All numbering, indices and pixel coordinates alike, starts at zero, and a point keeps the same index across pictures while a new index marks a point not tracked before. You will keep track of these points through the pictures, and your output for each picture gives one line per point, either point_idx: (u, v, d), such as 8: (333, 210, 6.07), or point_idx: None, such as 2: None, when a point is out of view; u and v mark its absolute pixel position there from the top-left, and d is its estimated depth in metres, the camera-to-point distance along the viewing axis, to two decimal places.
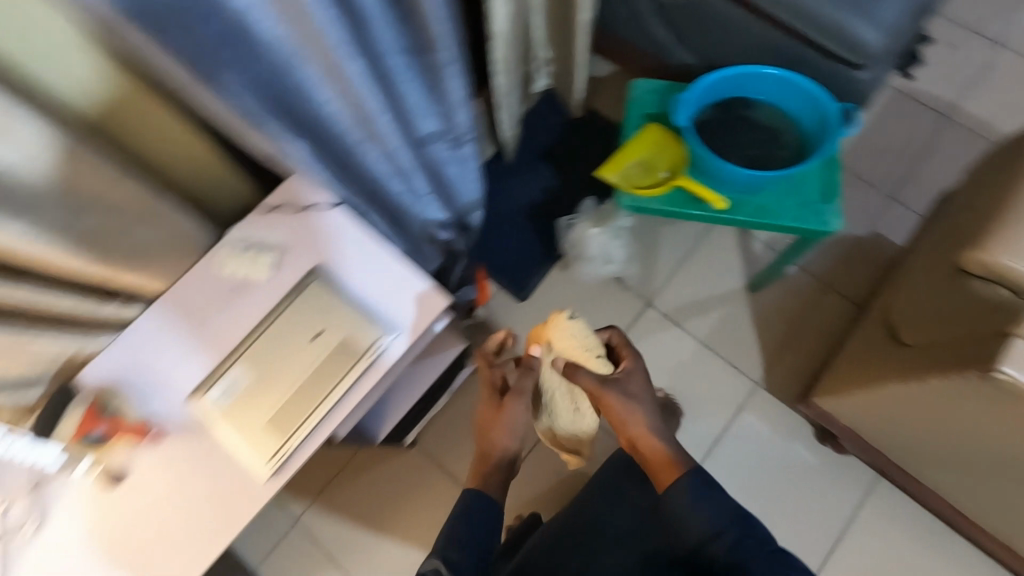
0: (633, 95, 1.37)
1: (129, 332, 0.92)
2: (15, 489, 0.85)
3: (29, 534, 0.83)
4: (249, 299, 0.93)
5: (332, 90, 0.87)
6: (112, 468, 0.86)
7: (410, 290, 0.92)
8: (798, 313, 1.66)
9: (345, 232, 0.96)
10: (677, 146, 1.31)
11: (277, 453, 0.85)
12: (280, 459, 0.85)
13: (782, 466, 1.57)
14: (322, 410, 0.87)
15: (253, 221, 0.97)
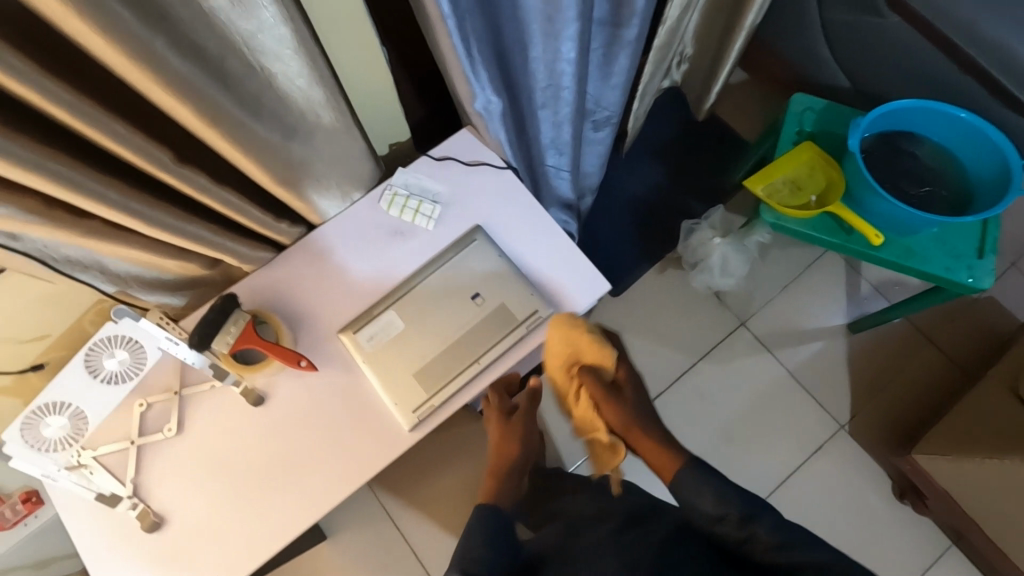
0: (791, 109, 1.31)
1: (286, 256, 0.90)
2: (159, 390, 0.84)
3: (165, 436, 0.82)
4: (410, 245, 0.91)
5: (552, 44, 0.82)
6: (253, 389, 0.84)
7: (575, 269, 0.90)
8: (896, 363, 1.60)
9: (513, 196, 0.94)
10: (832, 170, 1.25)
11: (423, 404, 0.83)
12: (426, 412, 0.83)
13: (851, 514, 1.52)
14: (473, 371, 0.85)
15: (422, 167, 0.95)
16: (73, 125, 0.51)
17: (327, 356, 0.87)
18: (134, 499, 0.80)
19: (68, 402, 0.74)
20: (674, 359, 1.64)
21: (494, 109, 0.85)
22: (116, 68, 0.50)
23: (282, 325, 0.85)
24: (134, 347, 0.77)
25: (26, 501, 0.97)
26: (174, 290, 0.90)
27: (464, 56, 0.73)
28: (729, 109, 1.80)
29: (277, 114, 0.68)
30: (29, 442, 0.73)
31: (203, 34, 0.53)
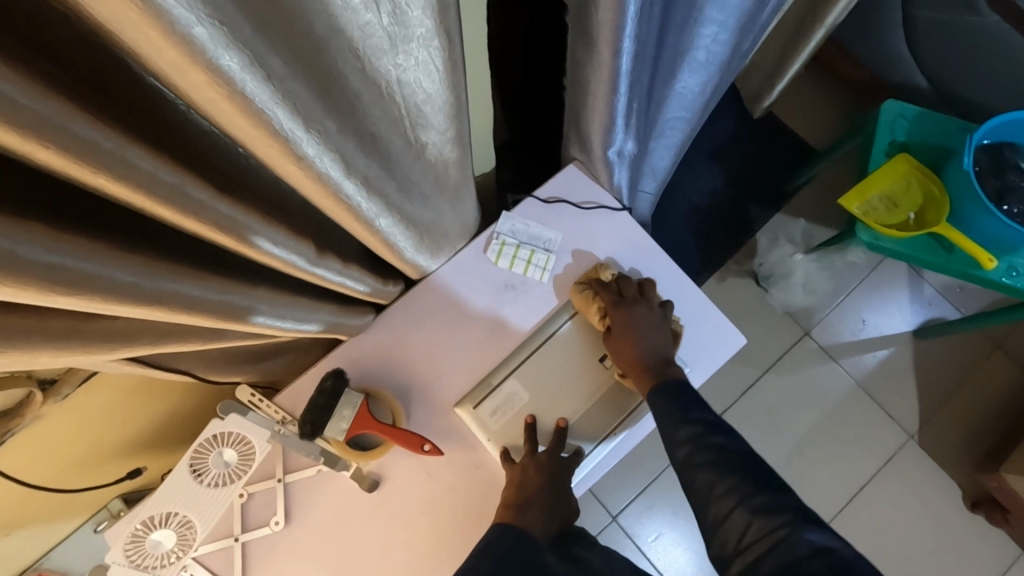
0: (881, 118, 1.22)
1: (385, 319, 0.81)
2: (260, 477, 0.75)
3: (273, 531, 0.74)
4: (523, 302, 0.82)
5: (695, 78, 0.71)
6: (366, 472, 0.76)
7: (704, 321, 0.82)
8: (962, 370, 1.57)
9: (633, 240, 0.84)
10: (932, 184, 1.16)
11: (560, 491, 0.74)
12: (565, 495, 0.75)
13: (922, 526, 1.49)
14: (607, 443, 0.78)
15: (527, 213, 0.85)
16: (231, 241, 0.41)
17: (442, 431, 0.79)
18: None
19: (174, 511, 0.66)
20: (739, 372, 1.58)
21: (627, 153, 0.75)
22: (289, 176, 0.40)
23: (397, 402, 0.78)
24: (243, 444, 0.69)
25: None
26: (262, 362, 0.81)
27: (618, 108, 0.63)
28: (789, 106, 1.70)
29: (421, 187, 0.58)
30: (132, 559, 0.64)
31: (378, 120, 0.43)
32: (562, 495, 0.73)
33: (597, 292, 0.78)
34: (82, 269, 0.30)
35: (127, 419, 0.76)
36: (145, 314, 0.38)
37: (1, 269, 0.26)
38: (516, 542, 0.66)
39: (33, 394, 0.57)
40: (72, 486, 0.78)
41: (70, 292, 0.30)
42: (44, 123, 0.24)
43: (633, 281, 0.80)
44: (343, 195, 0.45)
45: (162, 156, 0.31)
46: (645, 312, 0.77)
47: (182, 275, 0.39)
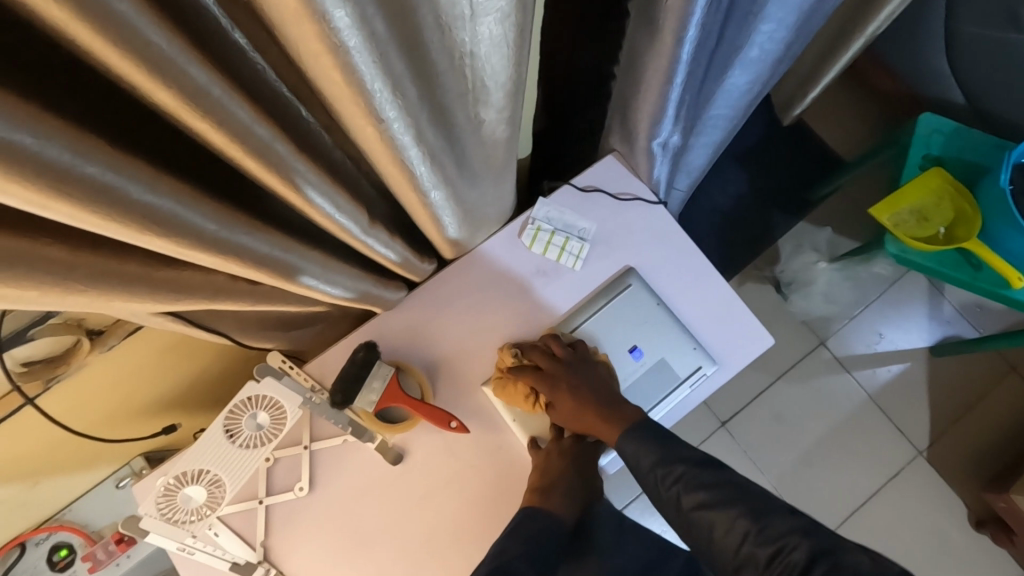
0: (917, 131, 1.22)
1: (417, 296, 0.82)
2: (287, 442, 0.76)
3: (297, 496, 0.75)
4: (554, 289, 0.83)
5: (745, 73, 0.71)
6: (390, 445, 0.77)
7: (733, 319, 0.83)
8: (976, 389, 1.56)
9: (667, 234, 0.84)
10: (967, 199, 1.15)
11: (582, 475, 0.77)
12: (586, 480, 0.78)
13: (925, 542, 1.50)
14: None
15: (564, 201, 0.85)
16: (299, 200, 0.41)
17: (467, 410, 0.80)
18: (266, 565, 0.73)
19: (206, 469, 0.66)
20: (752, 377, 1.58)
21: (671, 146, 0.75)
22: (361, 137, 0.40)
23: (426, 379, 0.79)
24: (275, 408, 0.69)
25: (119, 542, 0.91)
26: (294, 330, 0.82)
27: (671, 97, 0.63)
28: (819, 114, 1.70)
29: (472, 164, 0.58)
30: (163, 513, 0.65)
31: (449, 90, 0.44)
32: (583, 481, 0.76)
33: (518, 377, 0.76)
34: (174, 214, 0.31)
35: (164, 375, 0.77)
36: (218, 264, 0.39)
37: (109, 204, 0.27)
38: (542, 524, 0.71)
39: (81, 343, 0.58)
40: (111, 436, 0.81)
41: (162, 234, 0.31)
42: (167, 64, 0.24)
43: (545, 342, 0.79)
44: (406, 163, 0.46)
45: (256, 107, 0.32)
46: (578, 369, 0.76)
47: (253, 230, 0.40)
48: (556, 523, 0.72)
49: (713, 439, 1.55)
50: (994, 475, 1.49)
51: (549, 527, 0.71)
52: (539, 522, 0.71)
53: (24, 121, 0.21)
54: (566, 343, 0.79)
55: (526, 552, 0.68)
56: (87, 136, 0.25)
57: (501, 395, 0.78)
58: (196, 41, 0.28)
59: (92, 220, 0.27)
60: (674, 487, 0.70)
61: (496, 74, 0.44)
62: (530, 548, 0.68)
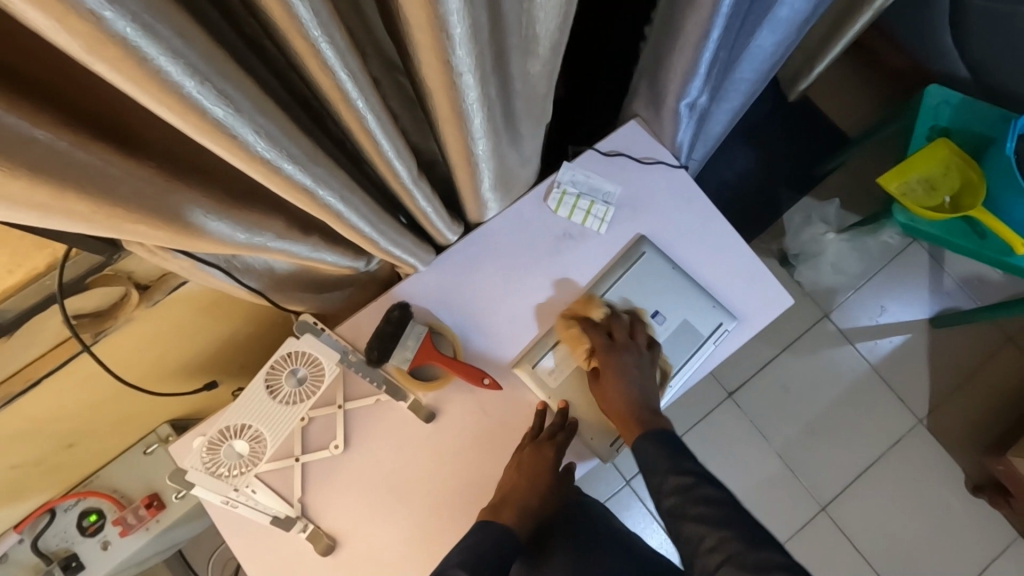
0: (924, 102, 1.24)
1: (443, 260, 0.83)
2: (322, 403, 0.77)
3: (333, 454, 0.76)
4: (578, 253, 0.85)
5: (770, 35, 0.73)
6: (423, 403, 0.78)
7: (753, 280, 0.85)
8: (974, 361, 1.60)
9: (689, 198, 0.86)
10: (973, 169, 1.18)
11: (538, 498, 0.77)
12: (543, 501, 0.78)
13: (925, 508, 1.54)
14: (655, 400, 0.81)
15: (587, 166, 0.86)
16: (366, 142, 0.43)
17: (497, 370, 0.82)
18: (305, 521, 0.75)
19: (249, 424, 0.68)
20: (757, 350, 1.61)
21: (698, 107, 0.76)
22: (430, 81, 0.41)
23: (458, 338, 0.81)
24: (314, 365, 0.71)
25: (149, 506, 0.92)
26: (326, 292, 0.83)
27: (705, 57, 0.65)
28: (824, 91, 1.71)
29: (516, 118, 0.59)
30: (207, 466, 0.67)
31: (509, 37, 0.45)
32: (541, 499, 0.77)
33: (588, 331, 0.80)
34: (275, 140, 0.33)
35: (208, 331, 0.79)
36: (296, 202, 0.40)
37: (228, 122, 0.29)
38: (493, 542, 0.70)
39: (130, 295, 0.59)
40: (160, 389, 0.83)
41: (260, 161, 0.33)
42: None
43: (618, 321, 0.81)
44: (464, 109, 0.46)
45: (349, 39, 0.33)
46: (632, 358, 0.79)
47: (329, 170, 0.41)
48: (510, 538, 0.72)
49: (720, 410, 1.59)
50: (992, 443, 1.54)
51: (501, 545, 0.71)
52: (489, 538, 0.70)
53: (174, 26, 0.23)
54: (629, 325, 0.81)
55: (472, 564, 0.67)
56: (216, 50, 0.26)
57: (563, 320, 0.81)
58: None
59: (211, 139, 0.29)
60: (673, 497, 0.74)
61: (550, 19, 0.45)
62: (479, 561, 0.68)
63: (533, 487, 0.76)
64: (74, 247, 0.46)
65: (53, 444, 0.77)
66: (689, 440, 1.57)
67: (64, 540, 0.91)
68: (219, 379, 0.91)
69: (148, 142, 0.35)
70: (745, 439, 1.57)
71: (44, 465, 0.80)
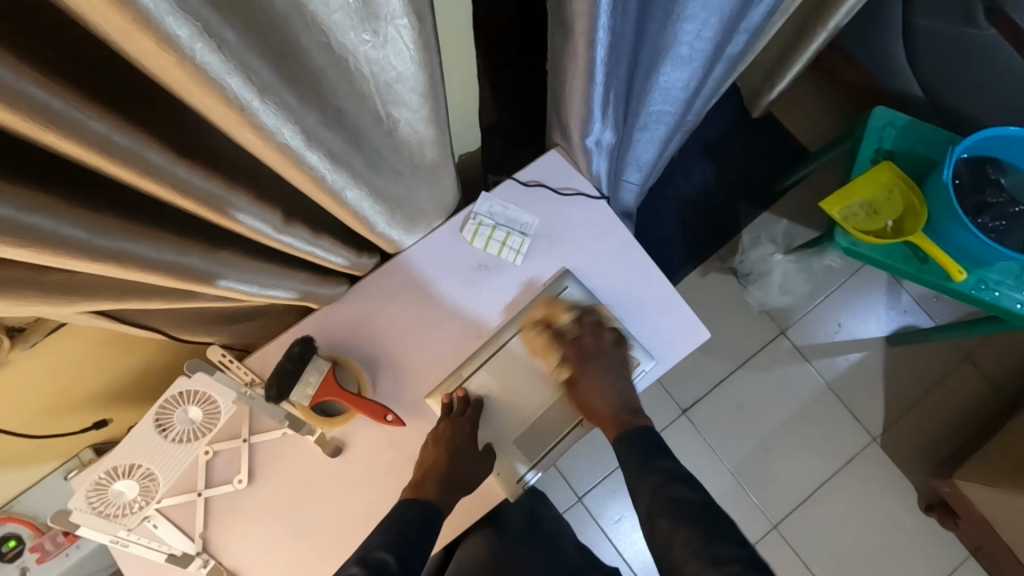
0: (867, 125, 1.24)
1: (358, 290, 0.83)
2: (226, 436, 0.77)
3: (236, 489, 0.76)
4: (494, 286, 0.84)
5: (675, 71, 0.72)
6: (329, 438, 0.78)
7: (671, 315, 0.84)
8: (929, 379, 1.60)
9: (607, 229, 0.85)
10: (912, 193, 1.18)
11: (468, 475, 0.77)
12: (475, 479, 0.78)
13: (877, 526, 1.54)
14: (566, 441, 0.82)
15: (505, 197, 0.86)
16: (194, 206, 0.42)
17: (408, 402, 0.81)
18: (205, 556, 0.74)
19: (138, 463, 0.67)
20: (712, 367, 1.61)
21: (606, 143, 0.76)
22: (254, 147, 0.41)
23: (361, 369, 0.80)
24: (208, 402, 0.70)
25: (67, 533, 0.92)
26: (237, 324, 0.82)
27: (597, 98, 0.64)
28: (787, 106, 1.70)
29: (396, 161, 0.58)
30: (94, 507, 0.66)
31: (347, 96, 0.44)
32: (468, 474, 0.77)
33: (553, 339, 0.81)
34: (53, 227, 0.33)
35: (92, 370, 0.77)
36: (111, 271, 0.40)
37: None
38: (417, 518, 0.72)
39: (1, 340, 0.58)
40: (47, 432, 0.81)
41: (41, 247, 0.33)
42: (3, 92, 0.24)
43: (594, 328, 0.81)
44: (308, 165, 0.46)
45: (124, 122, 0.32)
46: (600, 362, 0.81)
47: (145, 237, 0.41)
48: (430, 513, 0.73)
49: (674, 426, 1.58)
50: (944, 462, 1.53)
51: (425, 521, 0.73)
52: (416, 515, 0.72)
53: None
54: (596, 328, 0.81)
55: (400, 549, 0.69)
56: None
57: (534, 345, 0.81)
58: (59, 70, 0.28)
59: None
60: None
61: (395, 78, 0.45)
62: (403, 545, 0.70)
63: (455, 460, 0.76)
64: None
65: None
66: None
67: None
68: (114, 417, 0.89)
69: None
70: (698, 456, 1.57)
71: None
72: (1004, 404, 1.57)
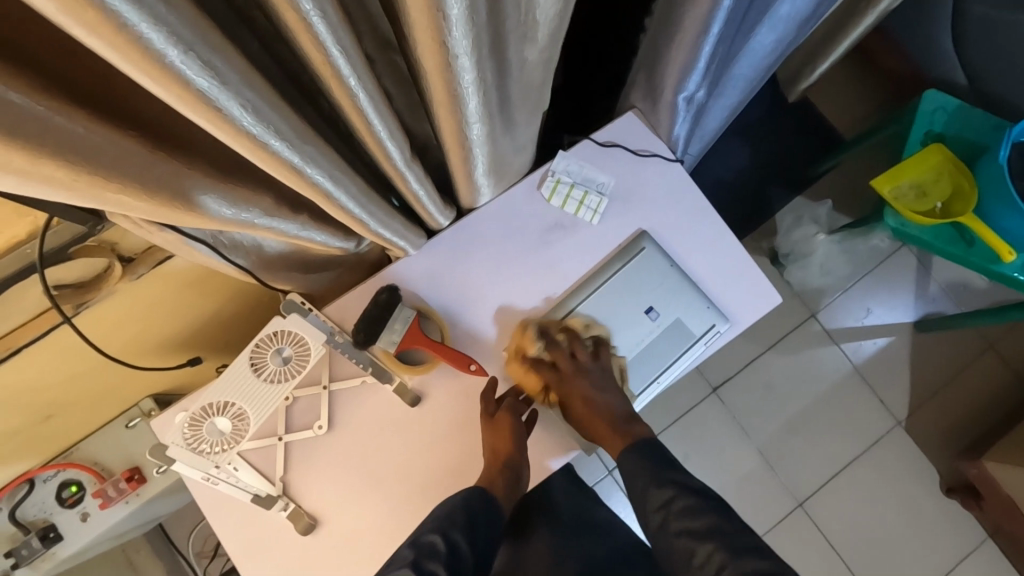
0: (920, 106, 1.25)
1: (435, 244, 0.83)
2: (307, 383, 0.77)
3: (315, 434, 0.76)
4: (569, 244, 0.84)
5: (770, 31, 0.72)
6: (408, 387, 0.78)
7: (745, 281, 0.85)
8: (955, 366, 1.62)
9: (683, 192, 0.85)
10: (962, 176, 1.19)
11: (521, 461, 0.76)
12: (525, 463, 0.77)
13: (899, 508, 1.57)
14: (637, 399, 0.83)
15: (583, 157, 0.86)
16: (357, 122, 0.42)
17: (482, 356, 0.82)
18: (286, 500, 0.75)
19: (231, 401, 0.68)
20: (742, 347, 1.63)
21: (695, 101, 0.76)
22: (426, 62, 0.41)
23: (446, 324, 0.81)
24: (299, 344, 0.70)
25: (129, 480, 0.92)
26: (314, 273, 0.82)
27: (705, 48, 0.65)
28: (824, 92, 1.71)
29: (512, 105, 0.58)
30: (189, 442, 0.67)
31: (509, 21, 0.44)
32: (523, 470, 0.77)
33: (533, 368, 0.81)
34: (262, 115, 0.33)
35: (178, 312, 0.77)
36: (281, 178, 0.40)
37: (209, 90, 0.28)
38: (480, 506, 0.72)
39: (112, 268, 0.59)
40: (139, 364, 0.82)
41: (251, 136, 0.33)
42: None
43: (568, 341, 0.80)
44: (459, 92, 0.45)
45: (342, 13, 0.32)
46: (594, 377, 0.80)
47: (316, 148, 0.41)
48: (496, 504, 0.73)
49: (704, 404, 1.60)
50: (966, 446, 1.57)
51: (488, 510, 0.73)
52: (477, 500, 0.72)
53: None
54: (591, 347, 0.81)
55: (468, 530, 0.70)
56: (194, 12, 0.25)
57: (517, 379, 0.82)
58: None
59: (194, 107, 0.29)
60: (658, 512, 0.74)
61: (549, 5, 0.45)
62: (472, 529, 0.71)
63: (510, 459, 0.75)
64: (57, 216, 0.47)
65: (30, 416, 0.76)
66: (668, 438, 1.58)
67: (42, 511, 0.90)
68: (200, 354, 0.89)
69: (123, 104, 0.36)
70: (727, 434, 1.59)
71: (21, 435, 0.80)
72: None
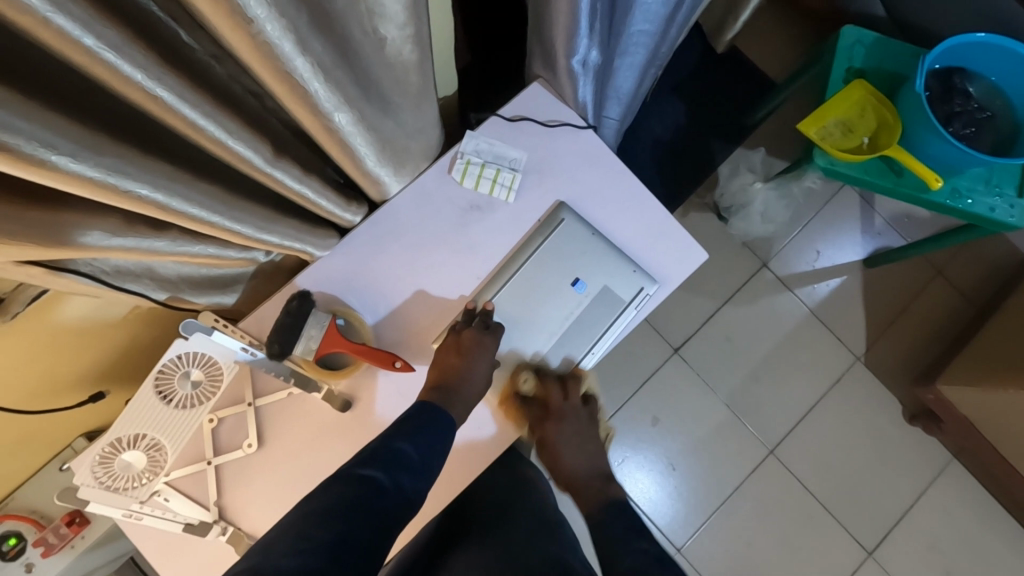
0: (838, 43, 1.24)
1: (349, 241, 0.80)
2: (229, 401, 0.75)
3: (246, 453, 0.74)
4: (485, 225, 0.82)
5: None
6: (337, 393, 0.76)
7: (668, 241, 0.84)
8: (905, 297, 1.65)
9: (596, 158, 0.83)
10: (883, 109, 1.19)
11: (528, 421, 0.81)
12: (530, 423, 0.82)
13: (868, 442, 1.59)
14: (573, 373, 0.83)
15: (491, 134, 0.83)
16: (180, 126, 0.39)
17: (412, 349, 0.80)
18: (223, 524, 0.72)
19: (141, 434, 0.71)
20: (699, 305, 1.63)
21: (591, 63, 0.74)
22: (243, 55, 0.38)
23: (369, 331, 0.78)
24: (207, 365, 0.74)
25: (71, 523, 0.88)
26: (225, 287, 0.79)
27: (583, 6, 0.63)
28: (755, 41, 1.70)
29: (381, 87, 0.55)
30: (102, 481, 0.69)
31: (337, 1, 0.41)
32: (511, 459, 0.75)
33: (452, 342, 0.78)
34: (22, 134, 0.30)
35: (84, 347, 0.74)
36: (80, 192, 0.37)
37: None
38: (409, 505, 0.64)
39: None
40: (54, 406, 0.79)
41: (21, 154, 0.31)
42: None
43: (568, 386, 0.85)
44: (296, 82, 0.42)
45: (106, 13, 0.29)
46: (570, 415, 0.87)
47: (119, 157, 0.38)
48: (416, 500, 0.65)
49: (668, 366, 1.61)
50: (923, 372, 1.59)
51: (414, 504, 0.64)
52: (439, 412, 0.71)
53: None
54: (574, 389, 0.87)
55: (414, 439, 0.69)
56: None
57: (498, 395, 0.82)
58: None
59: None
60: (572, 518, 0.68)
61: None
62: (421, 437, 0.70)
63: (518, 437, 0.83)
64: None
65: None
66: (637, 402, 1.59)
67: None
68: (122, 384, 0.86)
69: None
70: (694, 391, 1.60)
71: None
72: (974, 312, 1.63)
